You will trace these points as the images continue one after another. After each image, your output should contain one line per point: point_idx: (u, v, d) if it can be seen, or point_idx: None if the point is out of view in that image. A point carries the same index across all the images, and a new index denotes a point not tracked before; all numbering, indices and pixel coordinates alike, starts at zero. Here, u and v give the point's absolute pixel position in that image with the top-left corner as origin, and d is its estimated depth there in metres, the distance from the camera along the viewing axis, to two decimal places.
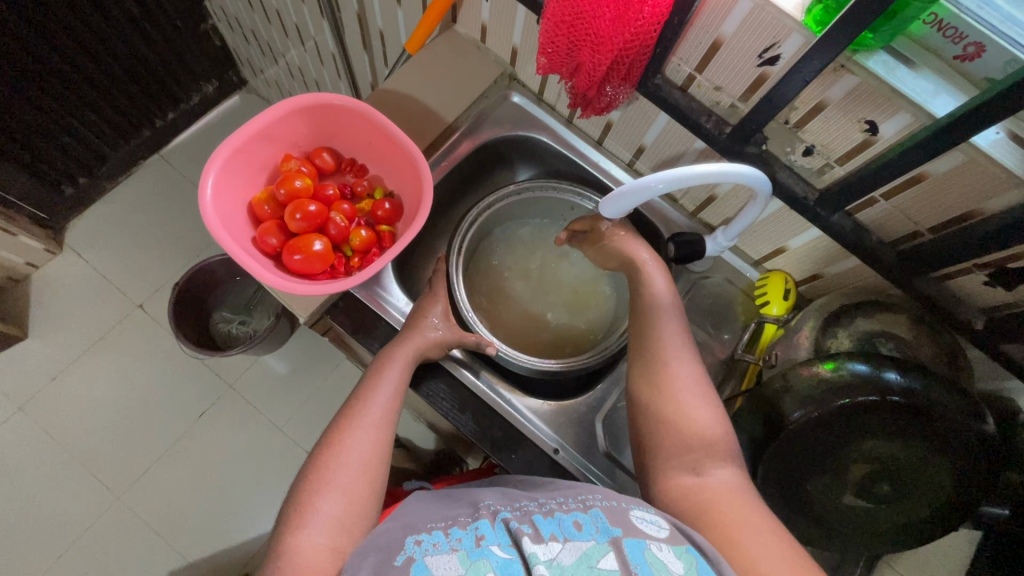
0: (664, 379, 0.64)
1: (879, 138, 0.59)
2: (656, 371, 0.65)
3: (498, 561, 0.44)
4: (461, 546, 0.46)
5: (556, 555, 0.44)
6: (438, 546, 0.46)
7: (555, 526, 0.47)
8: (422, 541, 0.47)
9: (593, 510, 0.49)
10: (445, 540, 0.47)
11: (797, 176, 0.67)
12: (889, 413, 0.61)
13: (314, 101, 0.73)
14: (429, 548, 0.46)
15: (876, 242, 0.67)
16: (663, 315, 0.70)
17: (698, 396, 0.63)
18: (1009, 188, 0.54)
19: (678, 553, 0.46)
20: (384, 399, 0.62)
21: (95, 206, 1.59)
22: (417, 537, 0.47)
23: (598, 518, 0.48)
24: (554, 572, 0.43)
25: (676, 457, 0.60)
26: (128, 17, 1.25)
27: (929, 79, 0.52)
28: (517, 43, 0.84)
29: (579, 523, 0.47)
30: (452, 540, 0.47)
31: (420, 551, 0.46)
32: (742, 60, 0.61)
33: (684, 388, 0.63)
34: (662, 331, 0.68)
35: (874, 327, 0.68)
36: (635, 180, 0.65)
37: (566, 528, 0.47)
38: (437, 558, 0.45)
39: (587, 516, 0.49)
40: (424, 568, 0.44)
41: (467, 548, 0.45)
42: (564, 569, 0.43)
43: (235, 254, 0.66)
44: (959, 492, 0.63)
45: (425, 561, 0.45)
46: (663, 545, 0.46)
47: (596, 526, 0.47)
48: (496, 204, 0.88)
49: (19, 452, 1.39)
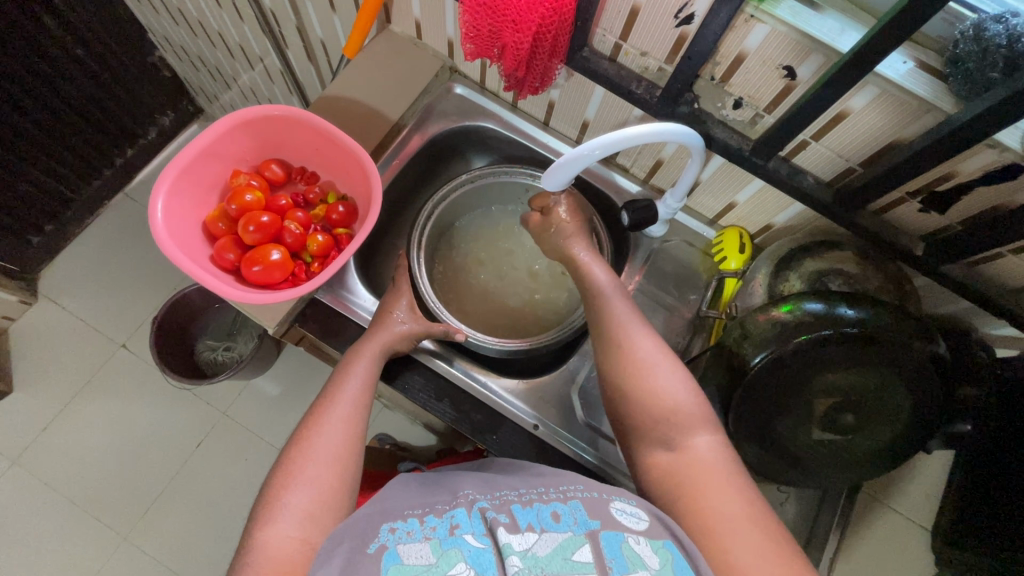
0: (626, 353, 0.65)
1: (798, 81, 0.60)
2: (614, 349, 0.66)
3: (469, 551, 0.45)
4: (434, 535, 0.47)
5: (531, 546, 0.45)
6: (411, 534, 0.47)
7: (533, 517, 0.48)
8: (396, 529, 0.48)
9: (572, 502, 0.50)
10: (419, 529, 0.48)
11: (730, 131, 0.69)
12: (846, 345, 0.63)
13: (253, 114, 0.74)
14: (402, 536, 0.47)
15: (812, 184, 0.69)
16: (609, 299, 0.72)
17: (664, 364, 0.63)
18: (923, 114, 0.56)
19: (655, 547, 0.47)
20: (352, 394, 0.65)
21: (65, 253, 1.59)
22: (391, 525, 0.48)
23: (577, 511, 0.49)
24: (528, 563, 0.44)
25: (653, 412, 0.61)
26: (72, 58, 1.25)
27: (835, 18, 0.54)
28: (451, 34, 0.85)
29: (558, 514, 0.48)
30: (426, 528, 0.48)
31: (393, 539, 0.47)
32: (661, 23, 0.62)
33: (644, 357, 0.64)
34: (615, 318, 0.69)
35: (822, 266, 0.71)
36: (572, 150, 0.65)
37: (544, 519, 0.48)
38: (409, 547, 0.46)
39: (566, 507, 0.50)
40: (396, 556, 0.45)
41: (440, 537, 0.46)
42: (538, 560, 0.44)
43: (190, 269, 0.66)
44: (919, 410, 0.65)
45: (397, 549, 0.45)
46: (640, 538, 0.47)
47: (574, 518, 0.48)
48: (451, 194, 0.88)
49: (19, 507, 1.39)
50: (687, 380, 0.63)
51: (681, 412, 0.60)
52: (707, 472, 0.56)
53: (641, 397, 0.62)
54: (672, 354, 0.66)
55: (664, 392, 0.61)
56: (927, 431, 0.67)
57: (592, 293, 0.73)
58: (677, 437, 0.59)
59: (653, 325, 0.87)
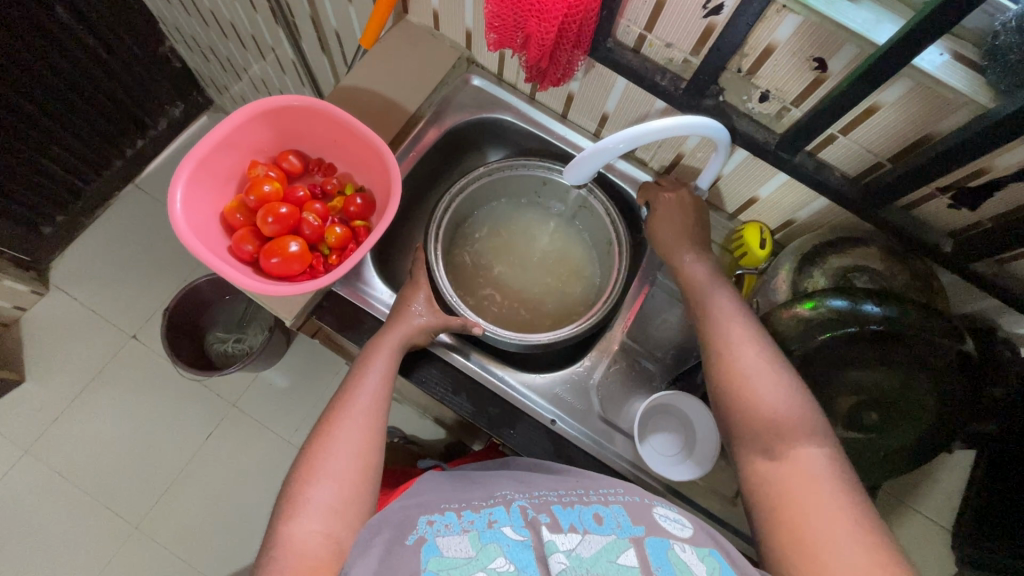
0: (724, 360, 0.63)
1: (829, 74, 0.59)
2: (715, 357, 0.64)
3: (509, 545, 0.46)
4: (473, 527, 0.49)
5: (575, 546, 0.45)
6: (449, 527, 0.49)
7: (574, 518, 0.49)
8: (434, 522, 0.50)
9: (614, 506, 0.52)
10: (457, 522, 0.50)
11: (756, 125, 0.68)
12: (870, 342, 0.63)
13: (271, 104, 0.73)
14: (441, 529, 0.49)
15: (839, 179, 0.68)
16: (710, 290, 0.70)
17: (766, 372, 0.60)
18: (959, 107, 0.55)
19: (701, 555, 0.47)
20: (372, 388, 0.65)
21: (75, 243, 1.59)
22: (429, 518, 0.51)
23: (620, 514, 0.50)
24: (573, 562, 0.44)
25: (751, 425, 0.59)
26: (83, 47, 1.24)
27: (870, 9, 0.53)
28: (469, 25, 0.84)
29: (600, 516, 0.49)
30: (464, 522, 0.50)
31: (432, 531, 0.49)
32: (688, 14, 0.61)
33: (751, 367, 0.61)
34: (718, 320, 0.66)
35: (848, 263, 0.70)
36: (594, 143, 0.64)
37: (587, 521, 0.49)
38: (448, 539, 0.48)
39: (608, 510, 0.51)
40: (435, 549, 0.47)
41: (478, 530, 0.48)
42: (583, 560, 0.44)
43: (209, 261, 0.66)
44: (947, 412, 0.63)
45: (436, 541, 0.47)
46: (685, 547, 0.48)
47: (617, 522, 0.49)
48: (468, 187, 0.87)
49: (31, 495, 1.40)
50: (796, 387, 0.59)
51: (786, 424, 0.57)
52: (813, 483, 0.53)
53: (739, 402, 0.60)
54: (781, 357, 0.63)
55: (767, 401, 0.59)
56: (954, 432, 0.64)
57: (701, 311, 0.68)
58: (781, 446, 0.56)
59: (670, 322, 0.84)
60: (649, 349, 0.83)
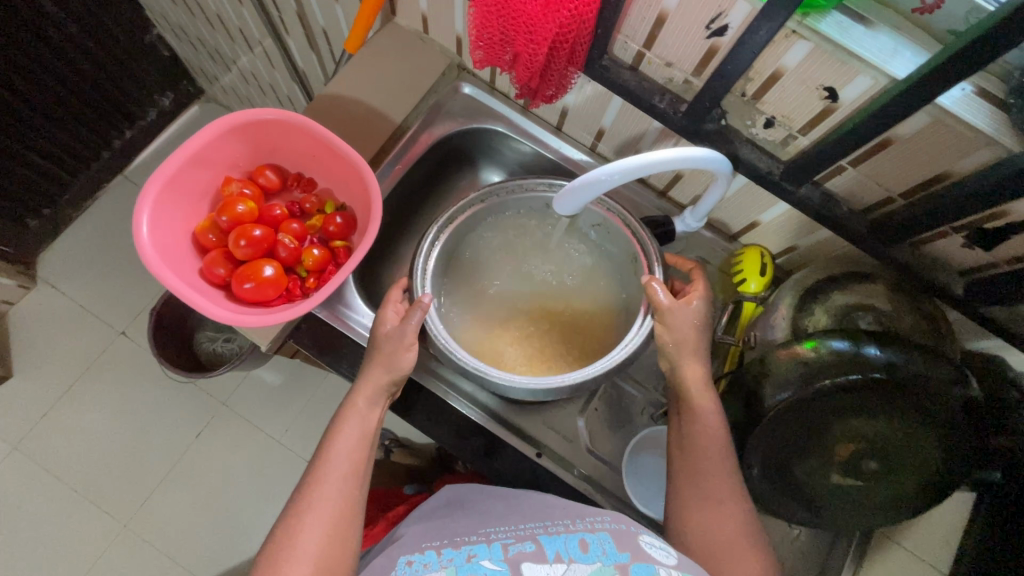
0: (686, 483, 0.62)
1: (839, 104, 0.55)
2: (686, 479, 0.63)
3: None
4: (451, 564, 0.46)
5: None
6: (428, 566, 0.46)
7: (560, 546, 0.47)
8: (413, 562, 0.47)
9: (601, 533, 0.49)
10: (437, 560, 0.47)
11: (760, 151, 0.63)
12: (873, 390, 0.58)
13: (246, 118, 0.69)
14: (419, 568, 0.46)
15: (848, 212, 0.64)
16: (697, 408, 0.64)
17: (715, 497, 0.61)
18: (979, 147, 0.51)
19: None
20: (348, 447, 0.60)
21: (63, 236, 1.55)
22: (408, 558, 0.48)
23: (606, 541, 0.48)
24: None
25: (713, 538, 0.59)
26: (67, 38, 1.19)
27: (888, 36, 0.48)
28: (460, 30, 0.79)
29: (586, 543, 0.47)
30: (443, 560, 0.47)
31: (411, 572, 0.46)
32: (690, 33, 0.57)
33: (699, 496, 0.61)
34: (700, 452, 0.62)
35: (851, 301, 0.66)
36: (585, 174, 0.60)
37: (572, 549, 0.47)
38: None
39: (595, 537, 0.48)
40: None
41: (456, 565, 0.45)
42: None
43: (176, 288, 0.62)
44: (948, 462, 0.62)
45: None
46: (672, 571, 0.45)
47: (602, 549, 0.47)
48: (457, 216, 0.78)
49: (19, 492, 1.38)
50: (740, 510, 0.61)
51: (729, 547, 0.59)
52: None
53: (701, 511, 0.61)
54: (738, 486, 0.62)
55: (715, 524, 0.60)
56: (950, 479, 0.63)
57: (688, 441, 0.63)
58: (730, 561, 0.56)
59: None
60: (637, 378, 0.81)
